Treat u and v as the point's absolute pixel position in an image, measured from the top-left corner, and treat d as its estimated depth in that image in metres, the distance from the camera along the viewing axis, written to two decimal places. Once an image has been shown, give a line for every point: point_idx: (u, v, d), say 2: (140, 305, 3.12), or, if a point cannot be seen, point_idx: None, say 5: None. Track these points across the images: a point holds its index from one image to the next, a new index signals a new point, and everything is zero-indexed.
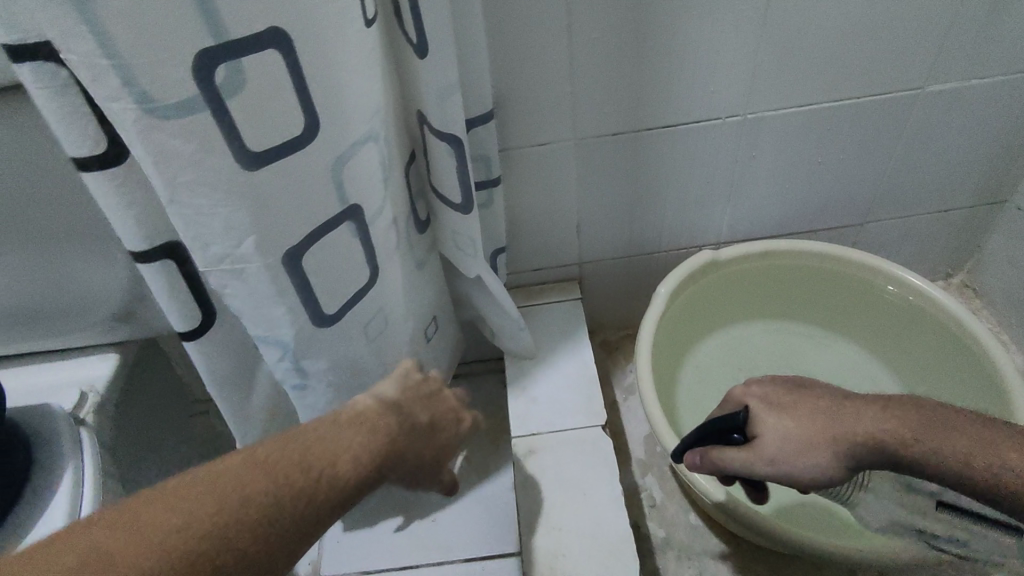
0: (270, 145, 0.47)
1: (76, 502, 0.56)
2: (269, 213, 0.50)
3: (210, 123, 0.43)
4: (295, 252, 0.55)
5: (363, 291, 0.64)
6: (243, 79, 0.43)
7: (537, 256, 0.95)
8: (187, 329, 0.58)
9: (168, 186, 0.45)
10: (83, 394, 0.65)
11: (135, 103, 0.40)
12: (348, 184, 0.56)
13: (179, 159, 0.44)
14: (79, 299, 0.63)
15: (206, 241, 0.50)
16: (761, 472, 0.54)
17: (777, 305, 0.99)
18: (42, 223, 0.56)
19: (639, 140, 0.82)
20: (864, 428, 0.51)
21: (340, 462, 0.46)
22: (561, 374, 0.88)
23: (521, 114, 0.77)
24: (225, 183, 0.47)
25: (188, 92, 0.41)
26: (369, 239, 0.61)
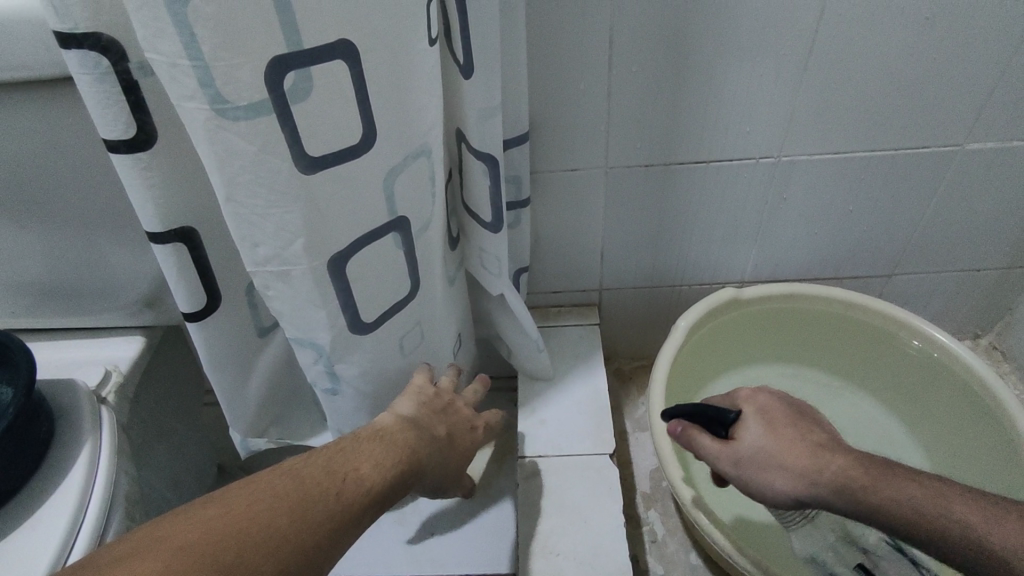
0: (329, 150, 0.49)
1: (92, 478, 0.57)
2: (320, 218, 0.52)
3: (277, 126, 0.45)
4: (341, 257, 0.56)
5: (399, 304, 0.65)
6: (309, 87, 0.45)
7: (559, 277, 0.95)
8: (189, 309, 0.58)
9: (228, 186, 0.47)
10: (107, 373, 0.67)
11: (211, 103, 0.42)
12: (399, 198, 0.58)
13: (241, 158, 0.46)
14: (107, 281, 0.66)
15: (257, 241, 0.51)
16: (725, 467, 0.59)
17: (795, 349, 0.98)
18: (81, 205, 0.59)
19: (670, 173, 0.83)
20: (833, 468, 0.53)
21: (365, 465, 0.51)
22: (578, 399, 0.88)
23: (555, 139, 0.79)
24: (284, 185, 0.48)
25: (258, 95, 0.43)
26: (413, 249, 0.63)
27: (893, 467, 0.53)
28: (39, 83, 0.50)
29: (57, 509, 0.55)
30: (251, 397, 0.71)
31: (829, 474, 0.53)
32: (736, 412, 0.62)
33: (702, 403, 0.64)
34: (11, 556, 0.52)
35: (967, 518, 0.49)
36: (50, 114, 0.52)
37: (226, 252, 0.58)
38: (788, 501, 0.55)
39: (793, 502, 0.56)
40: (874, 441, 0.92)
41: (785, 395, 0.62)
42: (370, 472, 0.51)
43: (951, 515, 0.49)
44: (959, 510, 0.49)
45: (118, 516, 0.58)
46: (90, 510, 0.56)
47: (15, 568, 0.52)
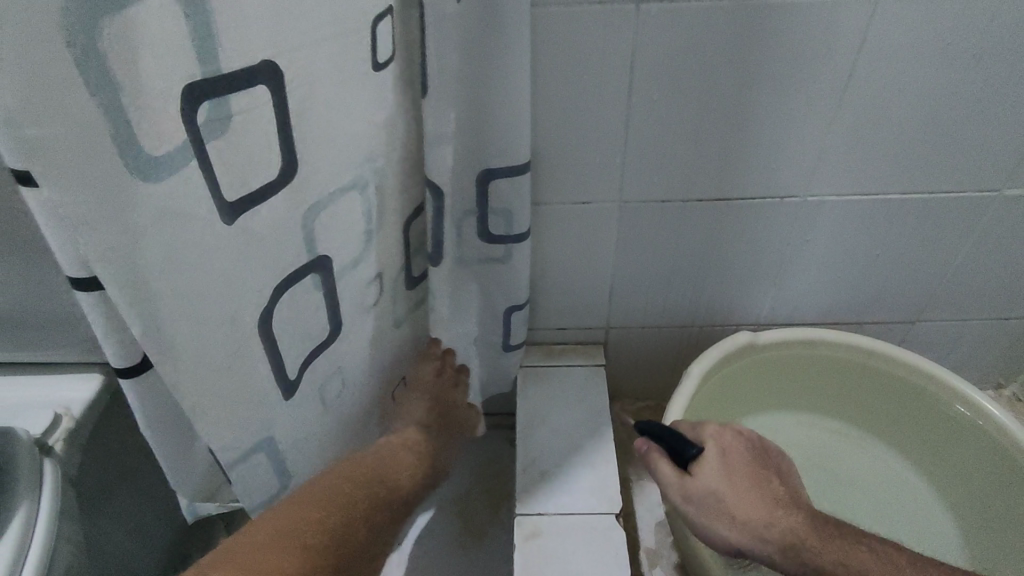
0: (250, 192, 0.47)
1: (27, 550, 0.50)
2: (242, 272, 0.49)
3: (197, 177, 0.42)
4: (267, 315, 0.54)
5: (323, 345, 0.62)
6: (227, 119, 0.43)
7: (565, 316, 0.89)
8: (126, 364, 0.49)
9: (130, 271, 0.41)
10: (57, 418, 0.59)
11: (134, 162, 0.38)
12: (320, 237, 0.56)
13: (157, 224, 0.41)
14: (62, 314, 0.58)
15: (175, 322, 0.46)
16: (675, 500, 0.57)
17: (811, 397, 0.92)
18: (31, 232, 0.52)
19: (687, 210, 0.77)
20: (786, 528, 0.54)
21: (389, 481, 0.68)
22: (587, 455, 0.80)
23: (565, 168, 0.73)
24: (203, 243, 0.45)
25: (177, 136, 0.40)
26: (334, 292, 0.61)
27: (837, 526, 0.56)
28: None
29: None
30: (200, 456, 0.62)
31: (780, 533, 0.54)
32: (699, 445, 0.58)
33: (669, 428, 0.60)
34: None
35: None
36: None
37: None
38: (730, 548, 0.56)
39: (735, 549, 0.56)
40: (895, 498, 0.85)
41: (747, 432, 0.61)
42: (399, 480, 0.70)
43: None
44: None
45: None
46: None
47: None
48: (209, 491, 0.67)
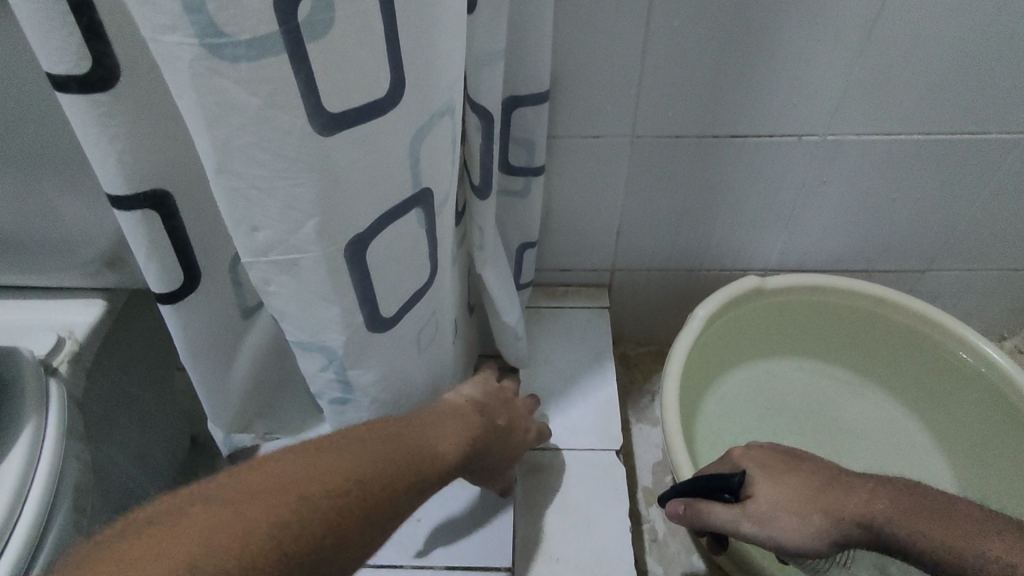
0: (351, 105, 0.39)
1: (35, 470, 0.50)
2: (339, 192, 0.42)
3: (288, 69, 0.35)
4: (362, 241, 0.46)
5: (420, 292, 0.55)
6: (328, 20, 0.35)
7: (569, 256, 0.87)
8: (163, 289, 0.50)
9: (220, 152, 0.37)
10: (60, 340, 0.59)
11: (201, 38, 0.32)
12: (423, 165, 0.47)
13: (239, 114, 0.36)
14: (58, 237, 0.57)
15: (256, 222, 0.41)
16: (742, 532, 0.52)
17: (814, 344, 0.92)
18: (21, 147, 0.50)
19: (701, 146, 0.74)
20: (851, 508, 0.47)
21: (433, 448, 0.53)
22: (588, 395, 0.81)
23: (578, 100, 0.70)
24: (294, 150, 0.38)
25: (264, 27, 0.32)
26: (434, 228, 0.53)
27: (915, 491, 0.46)
28: None
29: None
30: (235, 387, 0.63)
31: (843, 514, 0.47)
32: (739, 469, 0.54)
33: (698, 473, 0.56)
34: None
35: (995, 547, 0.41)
36: None
37: (199, 217, 0.50)
38: (821, 552, 0.49)
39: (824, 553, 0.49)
40: (891, 442, 0.87)
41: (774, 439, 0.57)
42: (444, 450, 0.54)
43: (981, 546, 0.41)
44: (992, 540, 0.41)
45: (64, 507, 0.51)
46: (28, 501, 0.49)
47: None
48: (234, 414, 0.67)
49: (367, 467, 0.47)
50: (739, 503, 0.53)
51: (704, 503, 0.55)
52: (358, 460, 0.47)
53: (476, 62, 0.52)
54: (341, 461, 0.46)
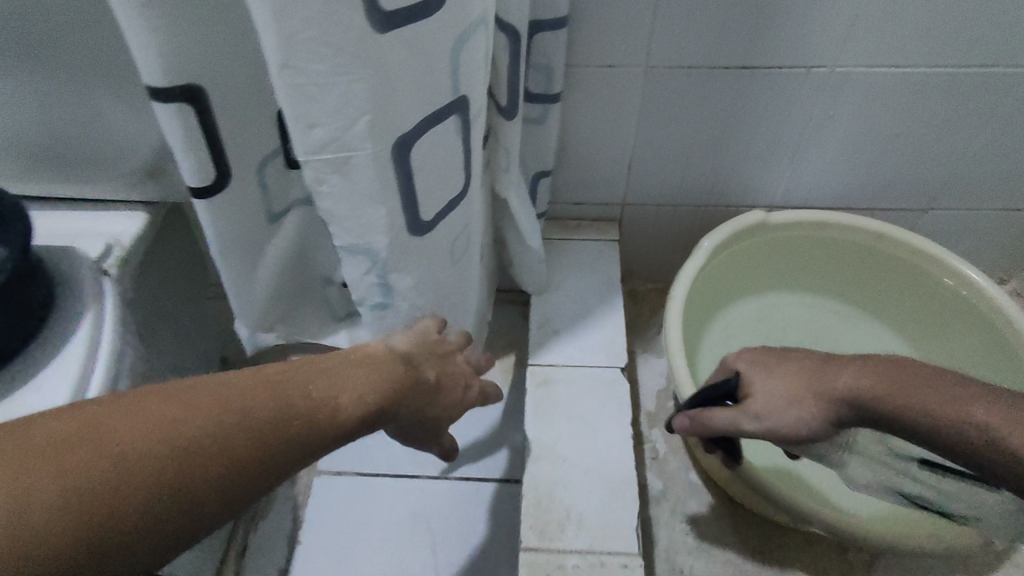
0: (404, 4, 0.42)
1: (96, 349, 0.56)
2: (388, 93, 0.46)
3: None
4: (405, 142, 0.50)
5: (454, 203, 0.59)
6: None
7: (581, 190, 0.91)
8: (199, 184, 0.54)
9: (286, 47, 0.41)
10: (109, 246, 0.63)
11: None
12: (461, 72, 0.51)
13: (306, 9, 0.40)
14: (105, 147, 0.62)
15: (314, 120, 0.46)
16: (749, 429, 0.56)
17: (815, 279, 0.96)
18: (74, 55, 0.54)
19: (712, 78, 0.77)
20: (841, 384, 0.51)
21: (327, 398, 0.41)
22: (597, 318, 0.85)
23: (595, 29, 0.72)
24: (353, 46, 0.42)
25: None
26: (468, 138, 0.56)
27: (891, 359, 0.51)
28: None
29: (63, 370, 0.54)
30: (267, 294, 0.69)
31: (834, 392, 0.51)
32: (734, 373, 0.59)
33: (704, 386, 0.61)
34: (13, 410, 0.52)
35: (971, 410, 0.46)
36: None
37: (232, 117, 0.54)
38: (820, 432, 0.53)
39: (821, 432, 0.54)
40: None
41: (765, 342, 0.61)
42: (340, 403, 0.42)
43: (954, 407, 0.46)
44: (962, 399, 0.46)
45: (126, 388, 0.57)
46: (94, 378, 0.55)
47: None
48: (267, 319, 0.72)
49: (188, 436, 0.35)
50: (742, 403, 0.57)
51: (707, 411, 0.59)
52: (174, 424, 0.35)
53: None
54: (146, 425, 0.35)
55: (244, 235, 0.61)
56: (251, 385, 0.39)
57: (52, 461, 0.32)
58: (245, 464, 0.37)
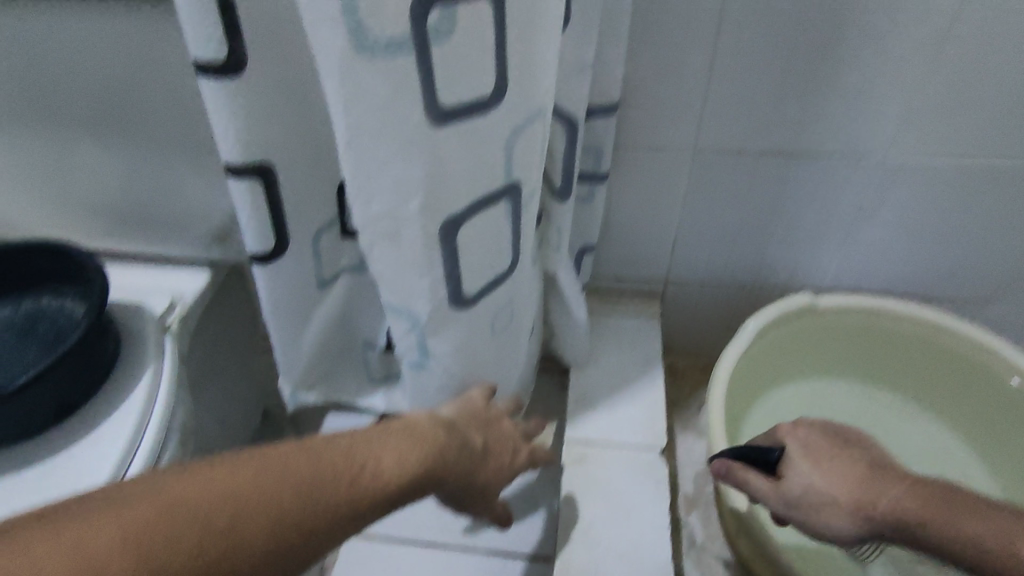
0: (462, 100, 0.45)
1: (150, 401, 0.58)
2: (441, 179, 0.48)
3: (414, 68, 0.42)
4: (454, 221, 0.52)
5: (499, 279, 0.60)
6: (452, 29, 0.42)
7: (625, 264, 0.91)
8: (260, 252, 0.57)
9: (350, 134, 0.45)
10: (172, 302, 0.67)
11: (350, 38, 0.40)
12: (515, 160, 0.52)
13: (371, 101, 0.43)
14: (181, 212, 0.67)
15: (370, 197, 0.49)
16: (777, 509, 0.54)
17: (866, 367, 0.92)
18: (165, 131, 0.60)
19: (760, 164, 0.77)
20: (888, 505, 0.49)
21: (379, 463, 0.44)
22: (637, 394, 0.84)
23: (645, 115, 0.74)
24: (412, 136, 0.45)
25: (400, 29, 0.40)
26: (521, 221, 0.57)
27: (957, 495, 0.48)
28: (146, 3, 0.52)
29: (120, 424, 0.56)
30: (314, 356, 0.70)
31: (879, 508, 0.49)
32: (780, 448, 0.57)
33: (748, 444, 0.59)
34: (73, 461, 0.54)
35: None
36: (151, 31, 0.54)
37: (297, 192, 0.57)
38: (852, 540, 0.51)
39: (854, 538, 0.51)
40: (942, 470, 0.86)
41: (824, 422, 0.57)
42: (390, 468, 0.45)
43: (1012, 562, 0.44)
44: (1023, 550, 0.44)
45: (172, 444, 0.58)
46: (148, 432, 0.57)
47: (82, 478, 0.53)
48: (311, 380, 0.74)
49: (243, 504, 0.37)
50: (780, 481, 0.55)
51: (746, 470, 0.57)
52: (242, 489, 0.37)
53: (562, 72, 0.58)
54: (216, 489, 0.37)
55: (297, 299, 0.64)
56: (303, 451, 0.42)
57: (130, 524, 0.33)
58: (307, 530, 0.39)
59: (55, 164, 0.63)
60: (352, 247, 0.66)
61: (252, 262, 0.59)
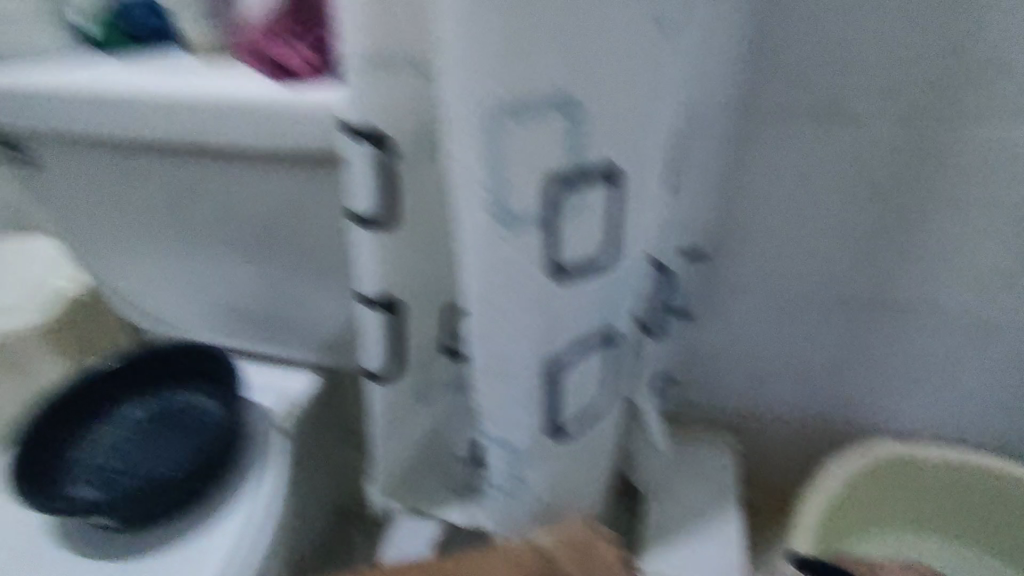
0: (574, 261, 0.49)
1: (262, 503, 0.65)
2: (558, 326, 0.52)
3: (539, 237, 0.46)
4: (558, 361, 0.55)
5: (593, 412, 0.62)
6: (580, 206, 0.46)
7: (701, 392, 0.92)
8: (377, 372, 0.63)
9: (484, 288, 0.48)
10: (281, 405, 0.74)
11: (496, 216, 0.44)
12: (614, 307, 0.57)
13: (505, 265, 0.46)
14: (303, 323, 0.74)
15: (490, 339, 0.52)
16: None
17: (960, 522, 0.87)
18: (295, 256, 0.67)
19: (846, 310, 0.80)
20: None
21: None
22: (713, 531, 0.82)
23: (731, 259, 0.79)
24: (536, 293, 0.49)
25: (537, 208, 0.44)
26: (613, 358, 0.61)
27: None
28: (299, 158, 0.58)
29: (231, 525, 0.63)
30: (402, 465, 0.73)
31: None
32: None
33: None
34: (193, 555, 0.61)
35: None
36: (301, 180, 0.60)
37: (413, 321, 0.62)
38: None
39: None
40: None
41: None
42: None
43: None
44: None
45: None
46: (251, 537, 0.62)
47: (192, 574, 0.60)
48: (396, 486, 0.77)
49: None
50: None
51: None
52: None
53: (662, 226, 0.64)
54: None
55: (396, 413, 0.68)
56: None
57: None
58: None
59: (203, 276, 0.72)
60: (452, 367, 0.70)
61: (366, 380, 0.65)
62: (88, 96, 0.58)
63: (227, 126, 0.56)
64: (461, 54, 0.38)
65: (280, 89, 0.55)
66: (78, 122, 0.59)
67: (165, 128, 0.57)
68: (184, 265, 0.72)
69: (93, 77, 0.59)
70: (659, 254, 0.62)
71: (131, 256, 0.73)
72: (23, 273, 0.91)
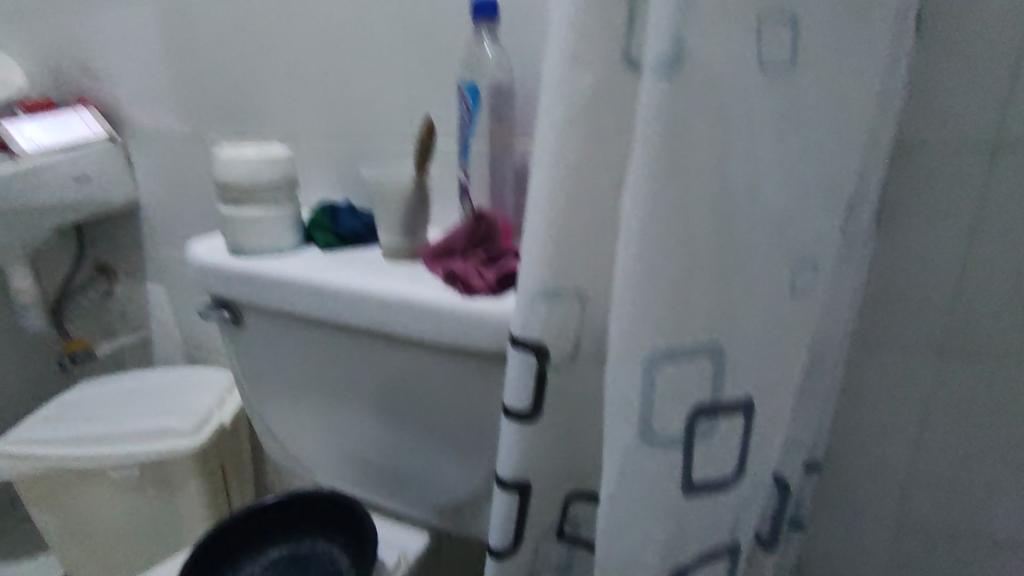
0: (709, 479, 0.50)
1: None
2: (681, 541, 0.51)
3: (679, 458, 0.48)
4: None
5: None
6: (714, 431, 0.48)
7: None
8: (497, 548, 0.65)
9: (616, 493, 0.49)
10: (398, 557, 0.81)
11: (640, 437, 0.46)
12: (737, 523, 0.56)
13: (640, 477, 0.48)
14: (426, 486, 0.83)
15: (614, 541, 0.51)
16: None
17: None
18: (438, 427, 0.77)
19: (989, 546, 0.71)
20: None
21: None
22: None
23: (847, 470, 0.75)
24: (667, 507, 0.49)
25: (678, 432, 0.46)
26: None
27: None
28: (464, 356, 0.69)
29: None
30: None
31: None
32: None
33: None
34: None
35: None
36: (460, 372, 0.71)
37: (531, 503, 0.66)
38: None
39: None
40: None
41: None
42: None
43: None
44: None
45: None
46: None
47: None
48: None
49: None
50: None
51: None
52: None
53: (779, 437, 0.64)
54: None
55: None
56: None
57: None
58: None
59: (354, 431, 0.84)
60: (559, 547, 0.73)
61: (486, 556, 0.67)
62: (308, 283, 0.75)
63: (410, 316, 0.68)
64: (621, 309, 0.43)
65: (454, 297, 0.66)
66: (298, 301, 0.76)
67: (360, 312, 0.72)
68: (350, 418, 0.84)
69: (306, 270, 0.76)
70: (778, 465, 0.63)
71: (308, 405, 0.86)
72: (199, 404, 1.13)
